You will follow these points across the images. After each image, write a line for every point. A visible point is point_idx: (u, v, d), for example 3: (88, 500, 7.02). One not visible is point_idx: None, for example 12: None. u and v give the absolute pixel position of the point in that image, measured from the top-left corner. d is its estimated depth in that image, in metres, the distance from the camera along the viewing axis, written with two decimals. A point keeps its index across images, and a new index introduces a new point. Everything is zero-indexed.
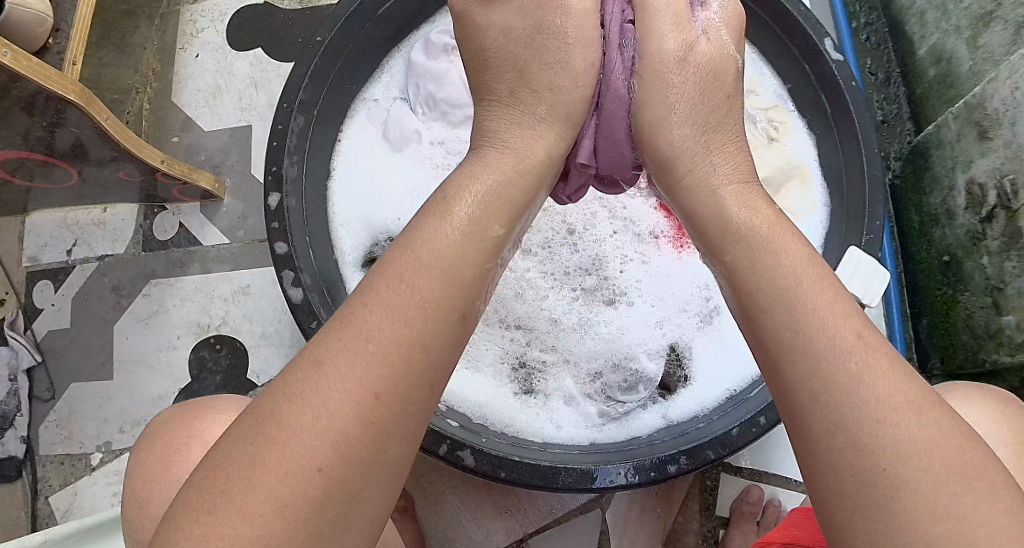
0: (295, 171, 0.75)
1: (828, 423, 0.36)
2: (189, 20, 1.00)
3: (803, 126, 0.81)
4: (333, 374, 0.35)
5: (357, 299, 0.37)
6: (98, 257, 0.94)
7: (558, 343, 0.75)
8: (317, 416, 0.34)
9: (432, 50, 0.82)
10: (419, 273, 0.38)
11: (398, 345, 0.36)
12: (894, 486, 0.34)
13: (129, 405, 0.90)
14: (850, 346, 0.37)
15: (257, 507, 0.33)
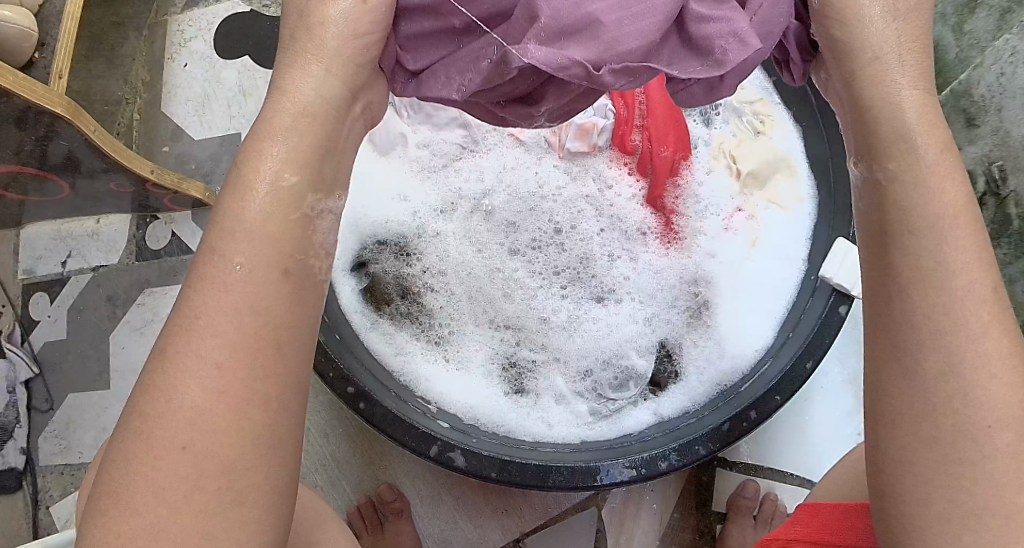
0: None
1: (946, 371, 0.38)
2: (176, 30, 1.00)
3: (789, 118, 0.80)
4: (173, 358, 0.37)
5: (188, 284, 0.38)
6: (92, 268, 0.95)
7: (548, 342, 0.75)
8: (169, 400, 0.36)
9: None
10: (230, 242, 0.38)
11: (224, 316, 0.37)
12: (976, 440, 0.37)
13: (126, 413, 0.90)
14: (983, 294, 0.38)
15: (142, 497, 0.36)
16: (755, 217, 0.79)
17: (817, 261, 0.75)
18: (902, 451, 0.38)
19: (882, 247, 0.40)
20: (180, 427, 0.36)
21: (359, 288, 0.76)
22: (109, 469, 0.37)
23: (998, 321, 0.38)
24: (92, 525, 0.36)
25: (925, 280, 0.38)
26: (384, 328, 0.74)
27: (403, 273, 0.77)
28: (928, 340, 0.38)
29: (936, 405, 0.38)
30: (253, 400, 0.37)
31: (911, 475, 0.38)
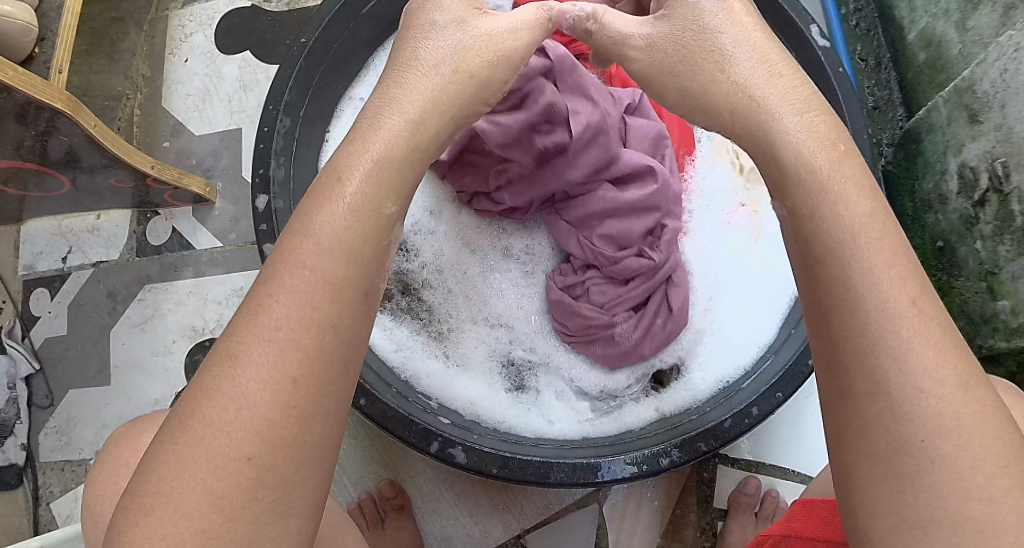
0: (282, 173, 0.74)
1: (865, 379, 0.35)
2: (177, 25, 1.01)
3: None
4: (248, 366, 0.36)
5: (261, 291, 0.37)
6: (92, 263, 0.94)
7: (549, 338, 0.75)
8: (238, 408, 0.35)
9: None
10: (317, 256, 0.37)
11: (308, 329, 0.36)
12: (930, 454, 0.34)
13: (127, 409, 0.90)
14: (901, 311, 0.35)
15: (193, 503, 0.34)
16: (757, 213, 0.78)
17: None
18: (849, 466, 0.36)
19: (808, 278, 0.38)
20: (236, 434, 0.35)
21: None
22: (147, 474, 0.35)
23: (940, 329, 0.35)
24: (123, 532, 0.34)
25: (832, 288, 0.37)
26: (385, 322, 0.74)
27: (404, 268, 0.77)
28: (863, 351, 0.35)
29: (869, 417, 0.35)
30: (311, 408, 0.36)
31: (863, 495, 0.35)
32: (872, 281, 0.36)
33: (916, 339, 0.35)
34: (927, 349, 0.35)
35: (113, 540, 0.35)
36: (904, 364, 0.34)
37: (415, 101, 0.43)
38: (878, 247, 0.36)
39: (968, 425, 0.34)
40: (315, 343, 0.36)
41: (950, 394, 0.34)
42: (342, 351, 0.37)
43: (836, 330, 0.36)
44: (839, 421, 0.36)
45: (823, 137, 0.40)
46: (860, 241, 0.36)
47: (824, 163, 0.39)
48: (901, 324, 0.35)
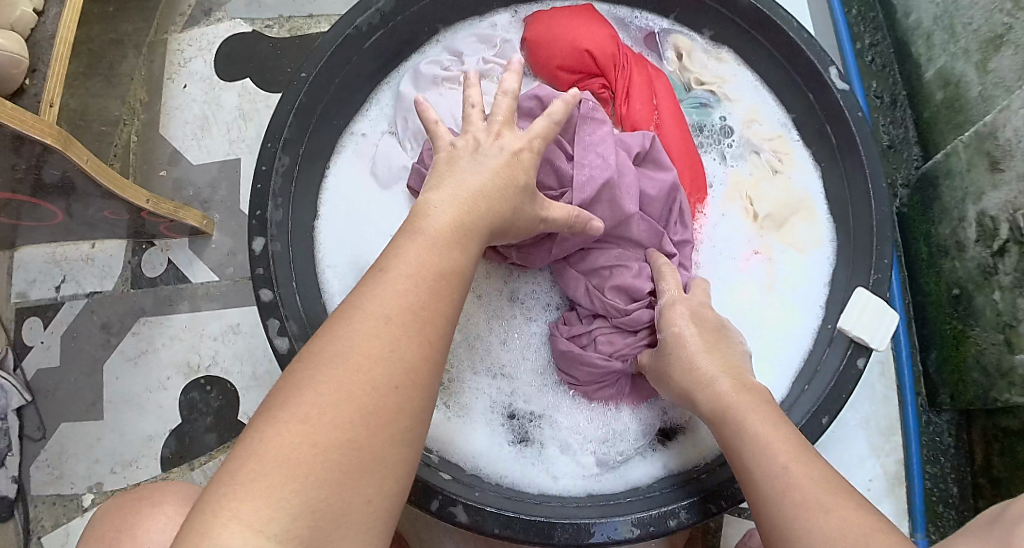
0: (280, 214, 0.71)
1: (779, 527, 0.47)
2: (177, 50, 0.99)
3: (807, 158, 0.80)
4: (362, 338, 0.42)
5: (367, 288, 0.45)
6: (87, 294, 0.92)
7: (551, 390, 0.73)
8: (354, 368, 0.41)
9: (422, 82, 0.80)
10: (412, 265, 0.46)
11: (408, 314, 0.44)
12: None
13: (119, 445, 0.88)
14: (804, 495, 0.47)
15: (312, 452, 0.37)
16: (770, 260, 0.77)
17: (834, 312, 0.72)
18: None
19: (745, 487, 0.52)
20: (345, 392, 0.40)
21: None
22: (261, 429, 0.38)
23: (841, 501, 0.46)
24: (232, 483, 0.36)
25: (743, 455, 0.53)
26: None
27: None
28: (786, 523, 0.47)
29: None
30: (391, 394, 0.41)
31: None
32: (769, 450, 0.52)
33: (803, 486, 0.48)
34: (817, 489, 0.47)
35: (217, 494, 0.36)
36: (804, 507, 0.46)
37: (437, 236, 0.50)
38: (753, 407, 0.56)
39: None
40: (410, 336, 0.43)
41: (851, 523, 0.44)
42: (424, 348, 0.44)
43: (750, 490, 0.52)
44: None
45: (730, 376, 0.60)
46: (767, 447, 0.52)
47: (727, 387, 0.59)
48: (789, 472, 0.49)
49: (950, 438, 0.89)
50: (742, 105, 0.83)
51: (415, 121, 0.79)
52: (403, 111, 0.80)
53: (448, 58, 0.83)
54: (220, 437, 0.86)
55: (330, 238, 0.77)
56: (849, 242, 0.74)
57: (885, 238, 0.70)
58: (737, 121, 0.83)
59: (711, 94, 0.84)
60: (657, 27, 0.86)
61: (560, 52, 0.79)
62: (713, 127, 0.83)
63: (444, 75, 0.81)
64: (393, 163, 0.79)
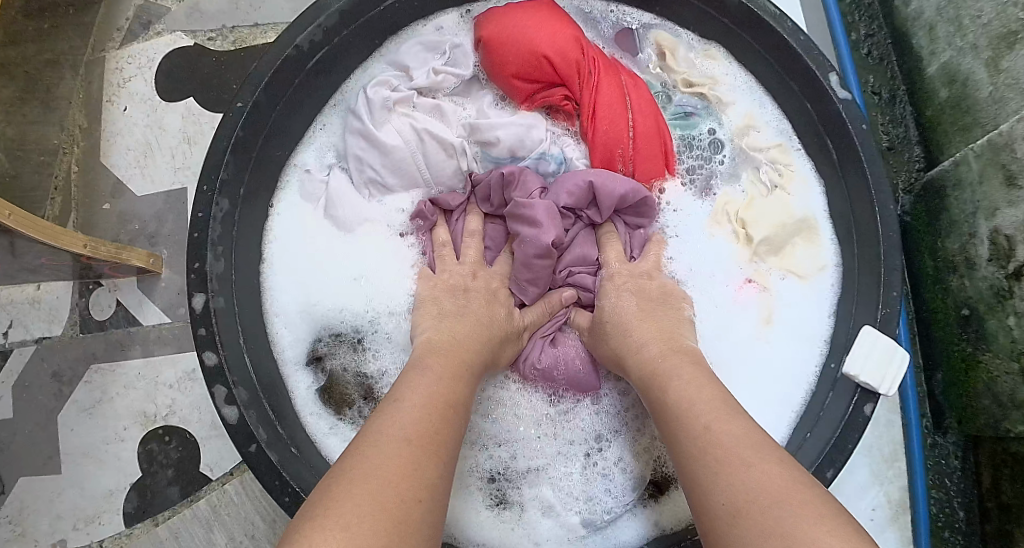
0: (222, 266, 0.65)
1: (708, 488, 0.47)
2: (115, 69, 0.92)
3: (811, 171, 0.72)
4: (387, 436, 0.49)
5: (386, 404, 0.53)
6: (35, 340, 0.86)
7: (530, 445, 0.68)
8: (384, 458, 0.47)
9: (373, 107, 0.72)
10: (422, 381, 0.55)
11: (423, 418, 0.52)
12: (777, 532, 0.42)
13: (78, 502, 0.82)
14: (729, 441, 0.49)
15: (355, 523, 0.42)
16: (765, 289, 0.70)
17: (837, 349, 0.66)
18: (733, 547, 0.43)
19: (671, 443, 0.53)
20: (378, 476, 0.45)
21: (315, 386, 0.69)
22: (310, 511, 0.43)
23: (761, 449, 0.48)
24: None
25: (667, 414, 0.54)
26: (346, 434, 0.67)
27: (363, 369, 0.70)
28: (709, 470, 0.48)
29: (724, 518, 0.45)
30: (416, 508, 0.45)
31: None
32: (694, 416, 0.52)
33: (726, 445, 0.49)
34: (740, 448, 0.48)
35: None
36: (730, 465, 0.47)
37: (434, 357, 0.59)
38: (679, 372, 0.56)
39: (791, 504, 0.43)
40: (429, 452, 0.49)
41: (771, 478, 0.45)
42: (438, 467, 0.49)
43: (682, 454, 0.52)
44: (710, 527, 0.46)
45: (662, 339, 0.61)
46: (689, 402, 0.53)
47: (653, 350, 0.60)
48: (714, 434, 0.50)
49: (956, 460, 0.83)
50: (736, 109, 0.74)
51: (370, 156, 0.72)
52: (353, 141, 0.74)
53: (394, 75, 0.75)
54: (183, 489, 0.81)
55: (282, 287, 0.72)
56: (853, 271, 0.67)
57: (893, 268, 0.64)
58: (730, 129, 0.74)
59: (699, 98, 0.75)
60: (634, 20, 0.76)
61: (516, 56, 0.70)
62: (699, 139, 0.74)
63: (395, 97, 0.73)
64: (356, 205, 0.73)
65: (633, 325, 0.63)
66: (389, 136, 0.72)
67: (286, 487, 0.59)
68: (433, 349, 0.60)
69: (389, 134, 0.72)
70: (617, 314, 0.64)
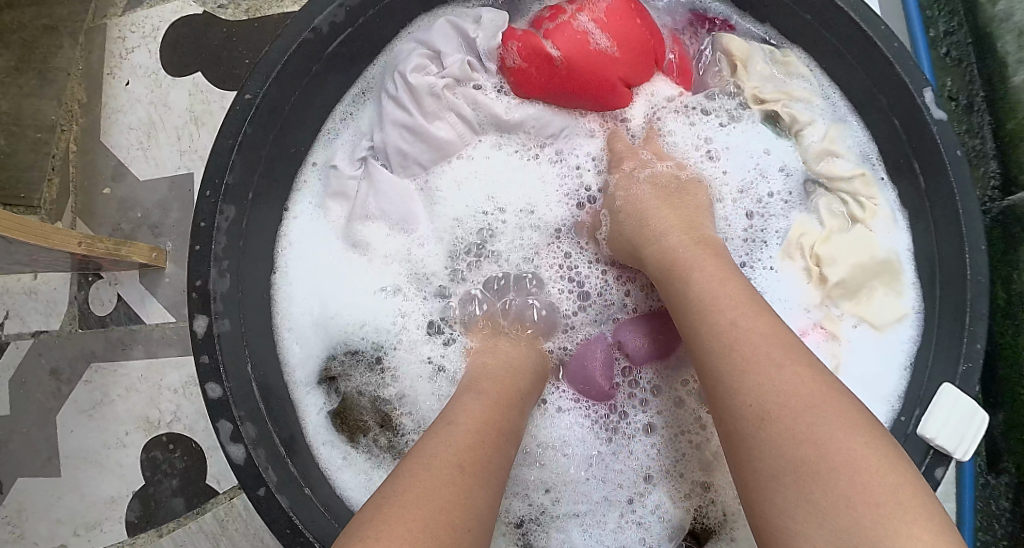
0: (228, 283, 0.59)
1: (752, 425, 0.42)
2: (117, 37, 0.84)
3: (896, 207, 0.65)
4: (439, 454, 0.46)
5: (440, 425, 0.50)
6: (31, 333, 0.80)
7: (563, 490, 0.63)
8: (433, 479, 0.44)
9: (418, 96, 0.67)
10: (476, 404, 0.53)
11: (472, 436, 0.49)
12: (812, 441, 0.39)
13: (78, 508, 0.78)
14: (760, 333, 0.45)
15: (402, 534, 0.39)
16: (835, 338, 0.65)
17: (911, 402, 0.60)
18: (762, 466, 0.40)
19: (691, 342, 0.50)
20: (423, 491, 0.43)
21: (327, 410, 0.64)
22: (356, 532, 0.41)
23: (798, 355, 0.44)
24: None
25: (684, 309, 0.51)
26: (361, 464, 0.63)
27: (381, 393, 0.65)
28: (725, 363, 0.45)
29: (748, 422, 0.42)
30: (466, 537, 0.42)
31: (771, 494, 0.39)
32: (719, 309, 0.48)
33: (756, 342, 0.45)
34: (769, 347, 0.44)
35: None
36: (764, 369, 0.43)
37: (489, 381, 0.56)
38: (703, 264, 0.52)
39: (828, 411, 0.40)
40: (481, 481, 0.46)
41: (804, 378, 0.42)
42: (486, 498, 0.46)
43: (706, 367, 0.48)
44: (727, 435, 0.44)
45: (682, 225, 0.58)
46: (714, 294, 0.49)
47: (678, 239, 0.56)
48: (739, 330, 0.46)
49: (1006, 502, 0.77)
50: (815, 131, 0.68)
51: (416, 150, 0.68)
52: (391, 131, 0.68)
53: (427, 58, 0.68)
54: (188, 501, 0.77)
55: (299, 300, 0.66)
56: (935, 317, 0.61)
57: (979, 316, 0.57)
58: (801, 155, 0.69)
59: (770, 118, 0.70)
60: (716, 13, 0.71)
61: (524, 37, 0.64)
62: (759, 160, 0.69)
63: (441, 83, 0.67)
64: (396, 199, 0.68)
65: (654, 212, 0.60)
66: (441, 130, 0.68)
67: (298, 536, 0.55)
68: (488, 374, 0.58)
69: (442, 129, 0.68)
70: (631, 201, 0.62)
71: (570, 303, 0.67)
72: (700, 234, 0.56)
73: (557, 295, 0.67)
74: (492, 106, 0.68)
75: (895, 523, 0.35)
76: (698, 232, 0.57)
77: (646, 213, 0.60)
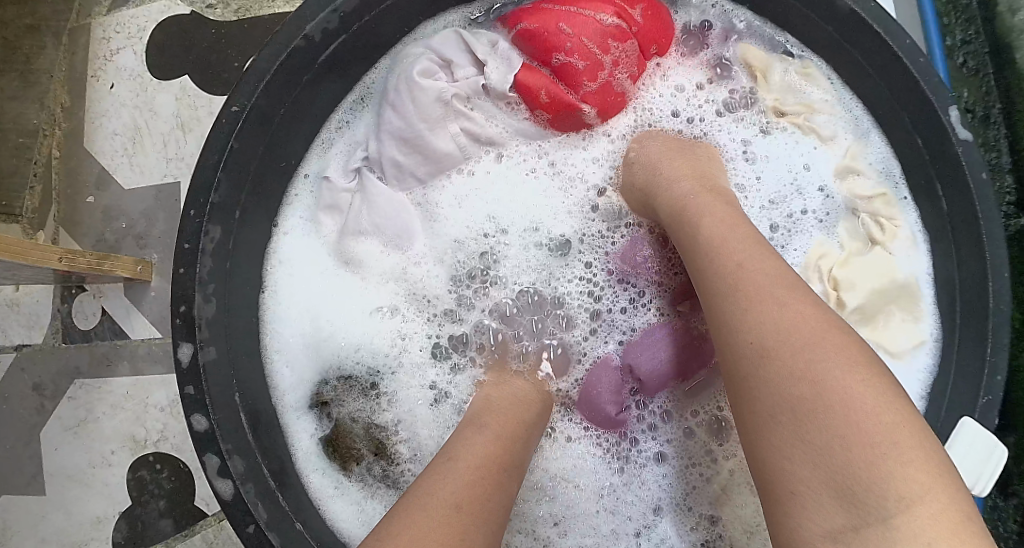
0: (214, 307, 0.56)
1: (753, 363, 0.39)
2: (101, 38, 0.81)
3: (918, 230, 0.63)
4: (438, 492, 0.44)
5: (443, 460, 0.48)
6: (14, 348, 0.78)
7: (565, 522, 0.61)
8: (429, 517, 0.41)
9: (423, 102, 0.63)
10: (479, 438, 0.50)
11: (471, 471, 0.46)
12: (810, 378, 0.37)
13: (64, 528, 0.76)
14: (769, 273, 0.43)
15: None
16: None
17: (926, 435, 0.58)
18: (760, 408, 0.38)
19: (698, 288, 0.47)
20: (417, 530, 0.40)
21: (318, 436, 0.62)
22: None
23: (808, 296, 0.41)
24: None
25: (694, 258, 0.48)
26: (353, 494, 0.60)
27: (376, 419, 0.63)
28: (730, 301, 0.43)
29: (747, 357, 0.40)
30: None
31: (768, 438, 0.37)
32: (728, 252, 0.45)
33: (764, 281, 0.42)
34: (776, 285, 0.42)
35: None
36: (767, 305, 0.41)
37: (494, 414, 0.54)
38: (713, 214, 0.50)
39: (828, 347, 0.38)
40: (479, 520, 0.43)
41: (808, 314, 0.40)
42: (485, 538, 0.43)
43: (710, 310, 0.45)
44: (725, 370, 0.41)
45: (693, 178, 0.56)
46: (722, 241, 0.47)
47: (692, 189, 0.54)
48: (746, 269, 0.43)
49: (1014, 525, 0.75)
50: (837, 148, 0.66)
51: (413, 162, 0.65)
52: (388, 143, 0.65)
53: (435, 63, 0.64)
54: (176, 522, 0.75)
55: (290, 323, 0.63)
56: (954, 348, 0.59)
57: (1001, 347, 0.55)
58: (831, 172, 0.66)
59: (792, 130, 0.67)
60: (731, 21, 0.68)
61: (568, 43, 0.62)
62: (797, 175, 0.66)
63: (452, 90, 0.64)
64: (393, 213, 0.65)
65: (666, 169, 0.58)
66: (442, 141, 0.64)
67: None
68: (492, 407, 0.56)
69: (443, 138, 0.64)
70: (644, 155, 0.61)
71: (587, 327, 0.64)
72: (711, 187, 0.54)
73: (573, 318, 0.64)
74: (512, 121, 0.66)
75: (889, 463, 0.34)
76: (707, 184, 0.55)
77: (658, 168, 0.59)
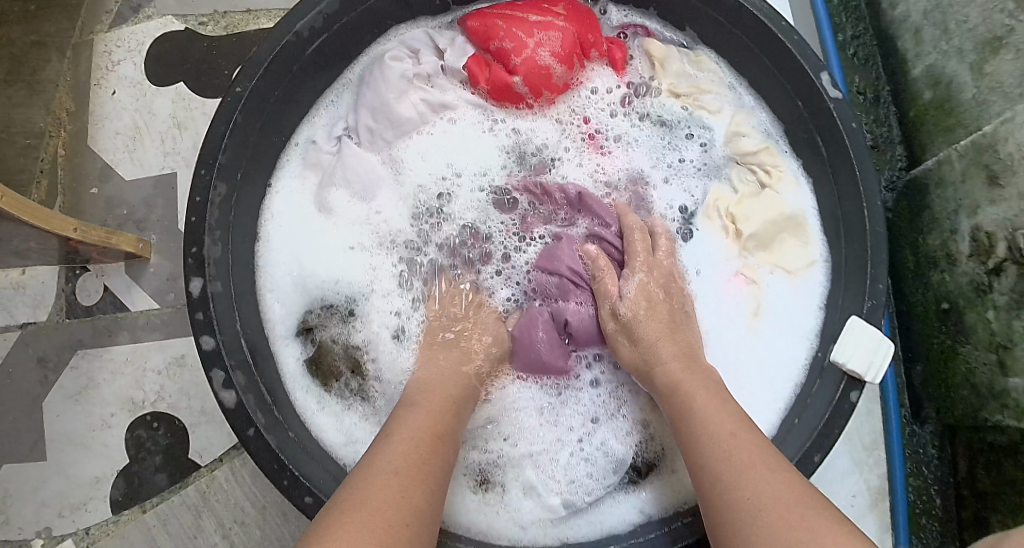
0: (219, 249, 0.65)
1: (747, 520, 0.48)
2: (103, 52, 0.91)
3: (799, 171, 0.75)
4: (381, 467, 0.51)
5: (383, 440, 0.55)
6: (19, 326, 0.84)
7: (517, 434, 0.69)
8: (378, 490, 0.49)
9: (393, 82, 0.75)
10: (416, 416, 0.58)
11: (412, 448, 0.54)
12: (801, 526, 0.45)
13: (64, 489, 0.81)
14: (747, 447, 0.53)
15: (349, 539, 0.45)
16: (755, 283, 0.73)
17: (826, 339, 0.68)
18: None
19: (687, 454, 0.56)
20: (366, 499, 0.48)
21: (303, 358, 0.70)
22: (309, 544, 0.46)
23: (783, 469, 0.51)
24: None
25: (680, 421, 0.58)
26: (333, 407, 0.68)
27: (352, 341, 0.71)
28: (716, 473, 0.52)
29: (742, 512, 0.48)
30: (405, 532, 0.47)
31: None
32: (710, 428, 0.55)
33: (742, 456, 0.52)
34: (753, 457, 0.51)
35: None
36: (752, 475, 0.50)
37: (428, 393, 0.62)
38: (693, 382, 0.60)
39: (809, 509, 0.47)
40: (418, 481, 0.51)
41: (784, 484, 0.49)
42: (428, 506, 0.51)
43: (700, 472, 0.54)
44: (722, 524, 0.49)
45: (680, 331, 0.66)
46: (698, 411, 0.57)
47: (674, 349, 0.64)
48: (736, 441, 0.53)
49: (933, 449, 0.83)
50: (723, 117, 0.78)
51: (382, 128, 0.75)
52: (365, 115, 0.76)
53: (405, 54, 0.77)
54: (171, 476, 0.81)
55: (280, 262, 0.72)
56: (840, 267, 0.70)
57: (879, 262, 0.65)
58: (718, 135, 0.78)
59: (686, 107, 0.78)
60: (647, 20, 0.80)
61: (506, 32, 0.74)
62: (672, 138, 0.78)
63: (414, 71, 0.76)
64: (364, 171, 0.74)
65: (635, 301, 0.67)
66: (405, 109, 0.75)
67: (284, 470, 0.60)
68: (426, 385, 0.63)
69: (405, 106, 0.75)
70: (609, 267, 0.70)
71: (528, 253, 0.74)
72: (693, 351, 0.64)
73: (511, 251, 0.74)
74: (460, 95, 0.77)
75: None
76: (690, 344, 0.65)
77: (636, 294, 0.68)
